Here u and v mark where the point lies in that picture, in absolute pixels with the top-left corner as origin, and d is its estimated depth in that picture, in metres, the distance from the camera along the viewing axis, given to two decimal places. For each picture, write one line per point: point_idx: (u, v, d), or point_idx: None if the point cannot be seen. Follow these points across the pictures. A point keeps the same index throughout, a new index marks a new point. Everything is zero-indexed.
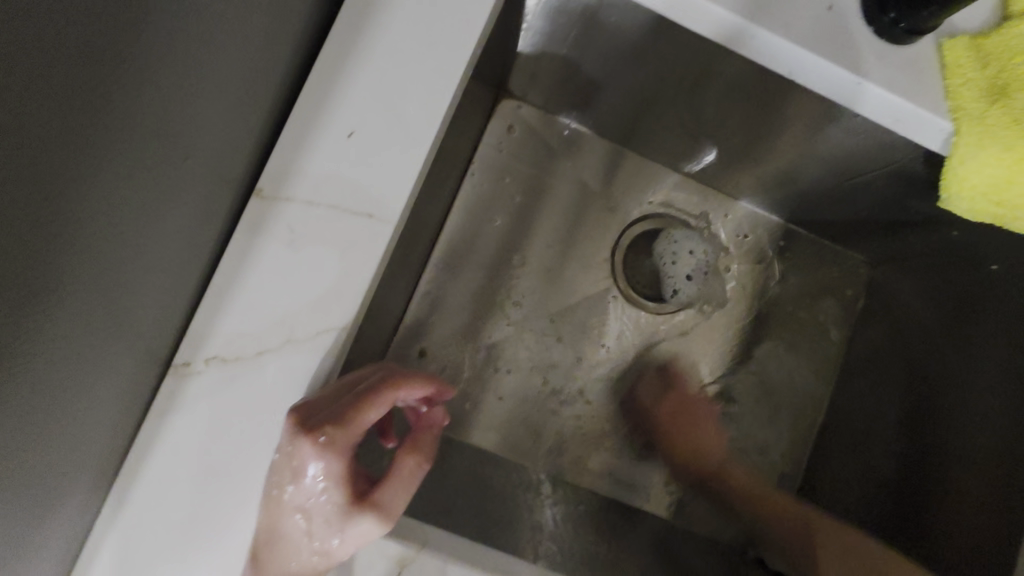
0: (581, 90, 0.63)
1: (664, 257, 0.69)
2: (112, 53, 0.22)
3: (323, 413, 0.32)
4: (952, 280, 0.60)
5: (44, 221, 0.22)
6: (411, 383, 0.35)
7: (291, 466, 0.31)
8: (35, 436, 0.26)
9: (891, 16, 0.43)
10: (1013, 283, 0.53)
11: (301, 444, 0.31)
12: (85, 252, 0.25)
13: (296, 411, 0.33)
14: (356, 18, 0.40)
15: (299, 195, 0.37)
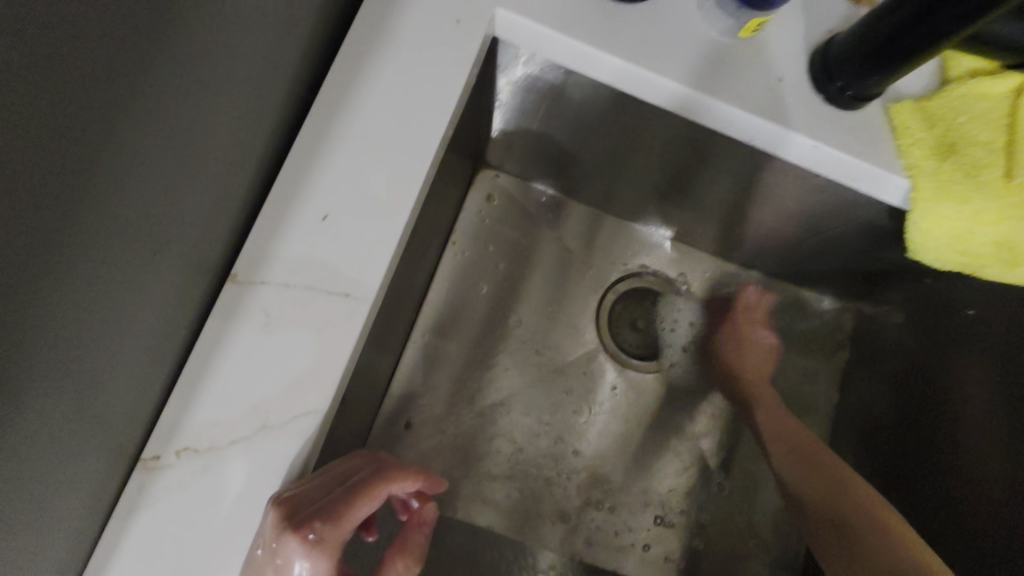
0: (555, 158, 0.65)
1: (665, 325, 0.74)
2: (80, 175, 0.23)
3: (314, 505, 0.30)
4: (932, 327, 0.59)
5: (6, 341, 0.22)
6: (405, 475, 0.34)
7: (274, 565, 0.28)
8: None
9: (838, 84, 0.45)
10: (993, 330, 0.54)
11: (288, 540, 0.28)
12: (47, 363, 0.25)
13: (280, 505, 0.30)
14: (329, 107, 0.41)
15: (274, 279, 0.37)
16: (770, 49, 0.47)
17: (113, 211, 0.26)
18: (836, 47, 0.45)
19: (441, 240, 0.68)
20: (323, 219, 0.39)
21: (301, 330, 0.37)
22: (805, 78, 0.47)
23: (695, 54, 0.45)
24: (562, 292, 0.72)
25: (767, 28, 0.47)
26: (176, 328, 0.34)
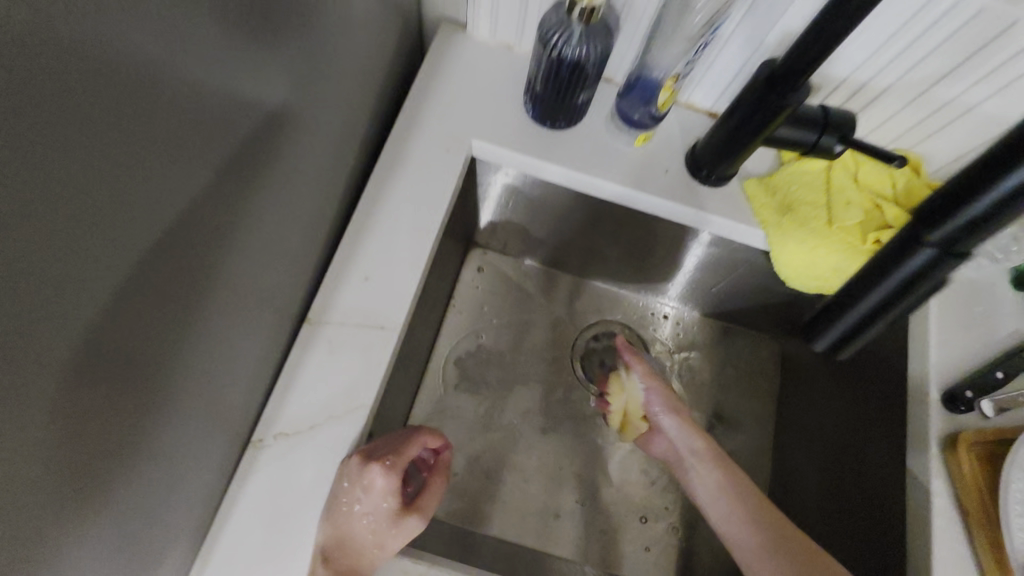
0: (527, 237, 0.87)
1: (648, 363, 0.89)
2: (242, 248, 0.44)
3: (381, 450, 0.51)
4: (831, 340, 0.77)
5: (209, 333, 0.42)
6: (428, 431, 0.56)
7: (364, 483, 0.49)
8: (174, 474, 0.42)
9: (703, 171, 0.67)
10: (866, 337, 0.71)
11: (372, 469, 0.49)
12: (219, 353, 0.44)
13: (359, 452, 0.50)
14: (365, 209, 0.62)
15: (333, 321, 0.57)
16: (657, 151, 0.69)
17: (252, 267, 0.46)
18: (699, 149, 0.66)
19: (445, 304, 0.88)
20: (363, 281, 0.59)
21: (354, 354, 0.56)
22: (682, 168, 0.69)
23: (605, 159, 0.68)
24: (542, 340, 0.90)
25: (654, 138, 0.69)
26: (270, 353, 0.53)
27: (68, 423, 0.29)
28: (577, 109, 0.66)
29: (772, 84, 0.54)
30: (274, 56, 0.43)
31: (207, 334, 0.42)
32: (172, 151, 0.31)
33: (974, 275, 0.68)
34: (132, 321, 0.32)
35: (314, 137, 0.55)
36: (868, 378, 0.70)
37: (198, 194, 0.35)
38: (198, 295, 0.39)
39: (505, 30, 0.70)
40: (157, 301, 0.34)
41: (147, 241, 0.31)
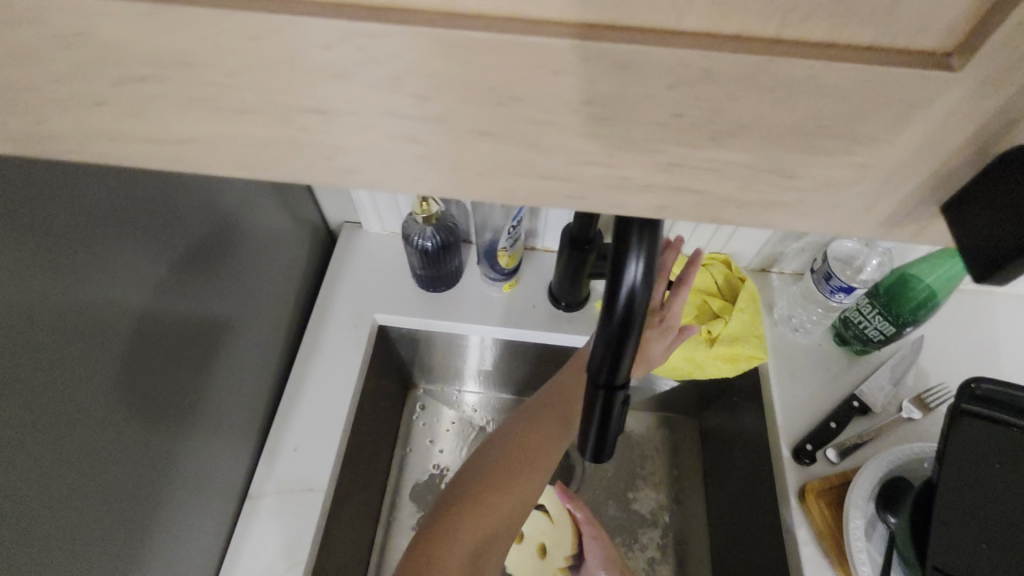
0: (453, 371, 1.02)
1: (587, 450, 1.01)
2: (194, 441, 0.62)
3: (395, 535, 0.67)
4: (729, 412, 0.89)
5: (169, 509, 0.58)
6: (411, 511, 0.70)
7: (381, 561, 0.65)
8: None
9: (561, 303, 0.83)
10: (746, 407, 0.84)
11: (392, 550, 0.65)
12: (175, 528, 0.59)
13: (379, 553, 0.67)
14: (293, 387, 0.77)
15: (271, 492, 0.70)
16: (525, 291, 0.86)
17: (201, 455, 0.63)
18: (554, 289, 0.82)
19: (393, 444, 1.01)
20: (294, 451, 0.72)
21: (289, 518, 0.68)
22: (547, 301, 0.85)
23: (483, 307, 0.84)
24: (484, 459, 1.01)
25: (520, 281, 0.86)
26: (216, 529, 0.66)
27: None
28: (452, 275, 0.83)
29: (572, 241, 0.71)
30: (190, 313, 0.60)
31: (169, 508, 0.58)
32: (99, 416, 0.46)
33: (805, 339, 0.80)
34: (70, 543, 0.45)
35: (241, 347, 0.72)
36: (753, 444, 0.80)
37: (123, 435, 0.50)
38: (130, 507, 0.52)
39: (390, 223, 0.90)
40: (91, 523, 0.47)
41: (80, 483, 0.45)
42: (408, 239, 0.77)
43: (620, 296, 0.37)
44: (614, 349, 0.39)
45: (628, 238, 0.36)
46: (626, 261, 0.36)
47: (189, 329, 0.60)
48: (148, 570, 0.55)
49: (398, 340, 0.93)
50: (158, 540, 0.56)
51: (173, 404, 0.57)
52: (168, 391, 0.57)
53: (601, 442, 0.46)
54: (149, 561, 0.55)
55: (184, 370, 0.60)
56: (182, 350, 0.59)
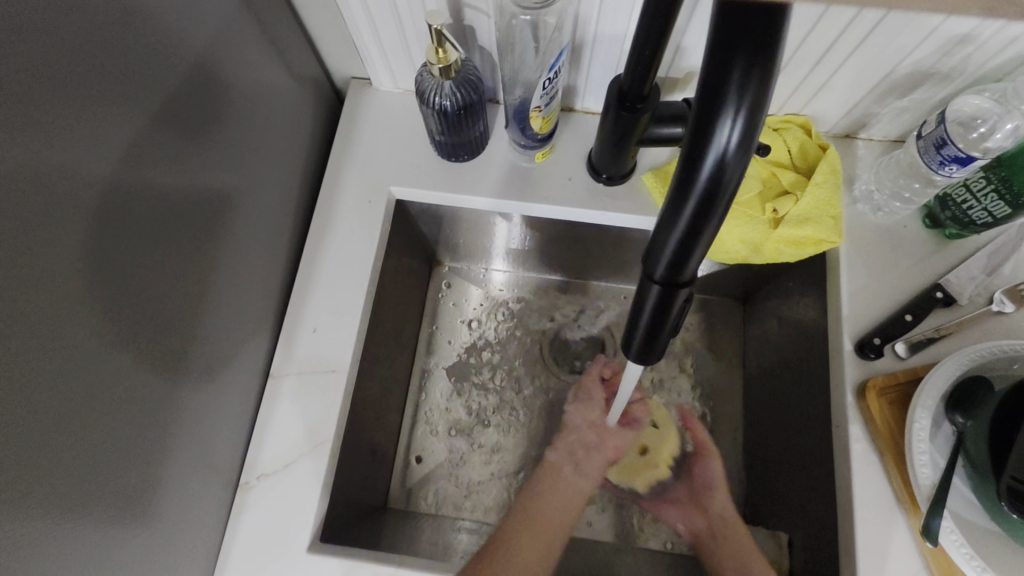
0: (480, 249, 0.96)
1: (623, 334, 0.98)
2: (203, 318, 0.58)
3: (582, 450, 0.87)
4: (780, 298, 0.82)
5: (186, 386, 0.56)
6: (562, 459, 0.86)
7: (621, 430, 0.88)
8: (167, 512, 0.55)
9: (602, 175, 0.72)
10: (801, 295, 0.76)
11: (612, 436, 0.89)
12: (196, 405, 0.58)
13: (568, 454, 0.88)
14: (306, 264, 0.72)
15: (293, 373, 0.67)
16: (561, 161, 0.74)
17: (212, 335, 0.60)
18: (595, 158, 0.71)
19: (419, 323, 0.99)
20: (313, 332, 0.69)
21: (313, 398, 0.66)
22: (585, 173, 0.74)
23: (512, 179, 0.74)
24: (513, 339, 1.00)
25: (554, 149, 0.74)
26: (240, 409, 0.65)
27: (51, 486, 0.41)
28: (477, 143, 0.72)
29: (622, 99, 0.58)
30: (177, 182, 0.52)
31: (186, 386, 0.56)
32: (82, 298, 0.42)
33: (886, 221, 0.69)
34: (75, 428, 0.43)
35: (247, 221, 0.65)
36: (810, 332, 0.73)
37: (115, 317, 0.46)
38: (138, 393, 0.49)
39: (402, 79, 0.77)
40: (95, 411, 0.45)
41: (72, 372, 0.42)
42: (423, 97, 0.65)
43: (705, 162, 0.27)
44: (683, 232, 0.30)
45: (726, 78, 0.25)
46: (721, 111, 0.26)
47: (178, 201, 0.53)
48: (174, 443, 0.55)
49: (417, 215, 0.84)
50: (180, 415, 0.55)
51: (169, 282, 0.52)
52: (162, 267, 0.51)
53: (650, 342, 0.39)
54: (174, 435, 0.55)
55: (179, 244, 0.54)
56: (173, 226, 0.52)
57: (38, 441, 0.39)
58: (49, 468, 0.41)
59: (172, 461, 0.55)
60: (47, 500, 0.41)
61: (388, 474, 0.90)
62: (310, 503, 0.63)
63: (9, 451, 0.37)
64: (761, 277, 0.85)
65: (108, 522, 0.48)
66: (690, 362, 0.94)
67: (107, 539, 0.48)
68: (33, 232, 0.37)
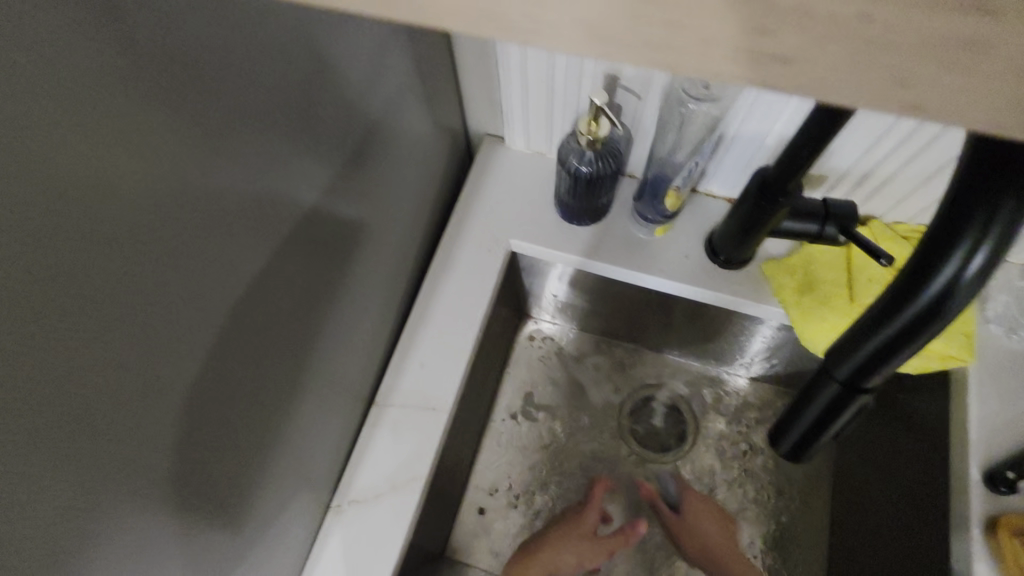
0: (574, 310, 0.98)
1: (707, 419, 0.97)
2: (327, 340, 0.61)
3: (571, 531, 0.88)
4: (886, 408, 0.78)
5: (301, 402, 0.58)
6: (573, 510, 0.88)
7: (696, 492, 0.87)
8: (265, 525, 0.57)
9: (721, 258, 0.73)
10: (912, 409, 0.73)
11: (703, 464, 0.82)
12: (307, 422, 0.60)
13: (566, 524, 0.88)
14: (421, 302, 0.75)
15: (395, 405, 0.69)
16: (679, 237, 0.76)
17: (332, 357, 0.63)
18: (716, 239, 0.72)
19: (501, 371, 1.00)
20: (419, 367, 0.71)
21: (411, 433, 0.67)
22: (702, 253, 0.75)
23: (629, 247, 0.76)
24: (591, 403, 0.99)
25: (674, 226, 0.76)
26: (342, 432, 0.67)
27: (188, 482, 0.43)
28: (599, 210, 0.75)
29: (765, 188, 0.60)
30: (335, 210, 0.57)
31: (302, 402, 0.59)
32: (246, 307, 0.46)
33: (1022, 345, 0.67)
34: (216, 429, 0.46)
35: (377, 253, 0.69)
36: (923, 452, 0.69)
37: (262, 327, 0.49)
38: (268, 401, 0.52)
39: (536, 140, 0.81)
40: (230, 415, 0.47)
41: (225, 373, 0.45)
42: (562, 162, 0.68)
43: (936, 279, 0.27)
44: (885, 342, 0.30)
45: (971, 211, 0.26)
46: (960, 241, 0.26)
47: (332, 228, 0.57)
48: (280, 455, 0.57)
49: (526, 268, 0.88)
50: (291, 428, 0.58)
51: (308, 302, 0.56)
52: (307, 289, 0.55)
53: (805, 441, 0.39)
54: (283, 449, 0.57)
55: (324, 270, 0.58)
56: (326, 251, 0.57)
57: (191, 435, 0.42)
58: (192, 464, 0.43)
59: (276, 473, 0.57)
60: (184, 494, 0.43)
61: (451, 519, 0.90)
62: (394, 538, 0.63)
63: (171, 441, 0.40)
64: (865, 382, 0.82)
65: (219, 526, 0.50)
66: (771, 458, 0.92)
67: (216, 541, 0.50)
68: (233, 242, 0.41)
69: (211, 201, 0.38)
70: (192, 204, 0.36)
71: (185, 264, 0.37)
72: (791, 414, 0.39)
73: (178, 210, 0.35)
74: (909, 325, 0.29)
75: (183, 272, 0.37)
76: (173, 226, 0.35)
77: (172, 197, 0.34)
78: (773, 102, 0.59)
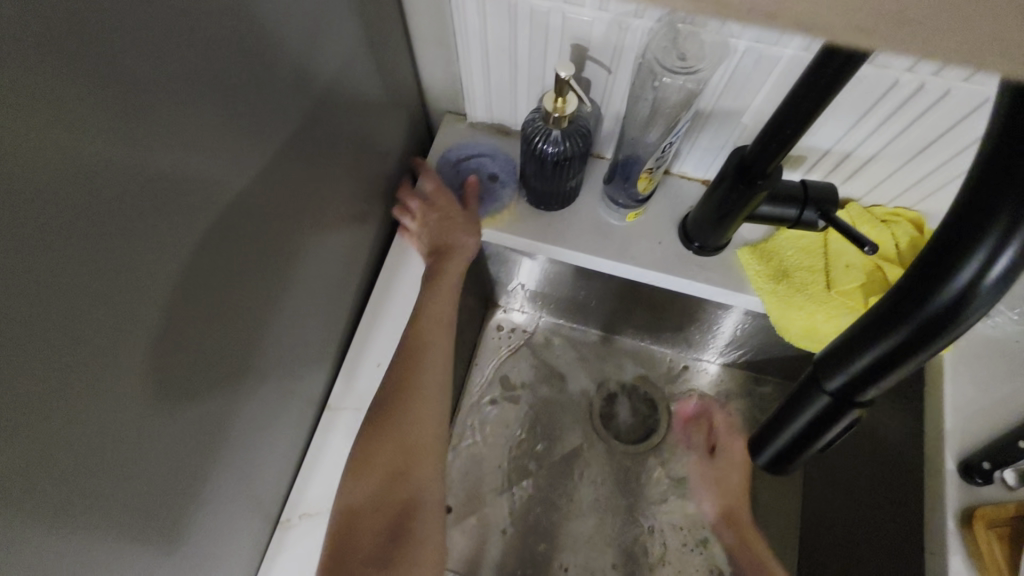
0: (543, 299, 0.93)
1: (679, 407, 0.95)
2: (271, 342, 0.55)
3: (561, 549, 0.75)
4: None
5: (245, 412, 0.53)
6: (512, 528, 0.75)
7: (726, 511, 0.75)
8: (207, 549, 0.51)
9: (695, 244, 0.69)
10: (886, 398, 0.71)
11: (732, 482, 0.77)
12: (252, 433, 0.54)
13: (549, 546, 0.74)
14: (378, 296, 0.69)
15: (351, 408, 0.64)
16: (652, 222, 0.72)
17: (278, 360, 0.57)
18: (690, 225, 0.68)
19: (467, 364, 0.95)
20: (376, 367, 0.66)
21: None
22: (676, 239, 0.71)
23: (600, 234, 0.71)
24: (561, 394, 0.96)
25: (646, 211, 0.72)
26: (293, 441, 0.61)
27: (105, 517, 0.38)
28: (568, 194, 0.70)
29: (743, 171, 0.56)
30: (274, 198, 0.51)
31: (245, 413, 0.53)
32: (170, 316, 0.39)
33: (995, 332, 0.65)
34: (139, 455, 0.40)
35: (327, 244, 0.63)
36: (898, 440, 0.67)
37: (195, 334, 0.43)
38: (203, 415, 0.46)
39: (499, 118, 0.75)
40: (158, 438, 0.41)
41: (147, 390, 0.39)
42: (528, 142, 0.63)
43: (957, 277, 0.23)
44: (889, 349, 0.26)
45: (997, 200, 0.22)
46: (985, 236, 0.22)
47: (271, 218, 0.51)
48: (223, 473, 0.51)
49: (492, 256, 0.82)
50: (234, 443, 0.52)
51: (248, 303, 0.50)
52: (245, 288, 0.49)
53: (788, 454, 0.35)
54: (225, 466, 0.51)
55: (264, 265, 0.51)
56: (263, 242, 0.50)
57: (102, 467, 0.36)
58: (106, 498, 0.37)
59: (219, 492, 0.51)
60: (99, 534, 0.37)
61: None
62: None
63: (74, 478, 0.34)
64: None
65: (152, 561, 0.44)
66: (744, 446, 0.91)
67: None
68: (145, 240, 0.35)
69: (108, 191, 0.31)
70: (82, 194, 0.30)
71: (75, 270, 0.31)
72: (772, 426, 0.35)
73: (62, 205, 0.29)
74: (920, 330, 0.25)
75: (73, 279, 0.31)
76: (52, 224, 0.28)
77: (46, 189, 0.28)
78: (752, 78, 0.55)
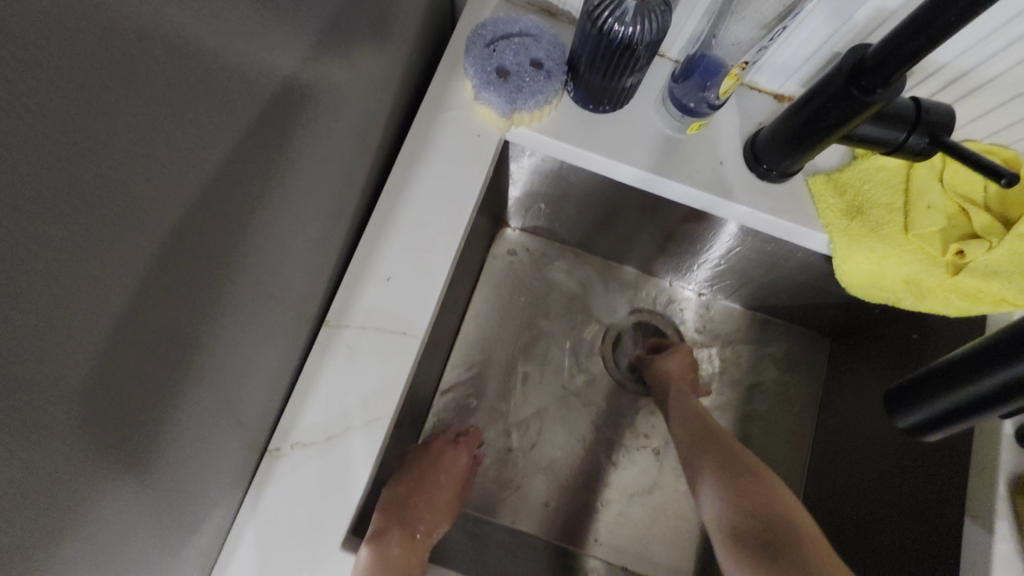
0: (563, 224, 0.84)
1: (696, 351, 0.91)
2: (272, 238, 0.43)
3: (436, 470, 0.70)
4: (892, 351, 0.72)
5: (242, 324, 0.42)
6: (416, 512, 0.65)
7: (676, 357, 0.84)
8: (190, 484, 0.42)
9: (764, 166, 0.59)
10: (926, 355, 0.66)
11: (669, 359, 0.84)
12: (247, 348, 0.44)
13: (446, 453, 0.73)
14: (389, 197, 0.58)
15: (354, 325, 0.54)
16: (713, 138, 0.61)
17: (278, 260, 0.46)
18: (763, 140, 0.58)
19: (472, 289, 0.86)
20: (385, 282, 0.56)
21: (373, 362, 0.53)
22: (739, 159, 0.61)
23: (655, 146, 0.60)
24: (572, 329, 0.89)
25: (709, 124, 0.62)
26: (286, 358, 0.51)
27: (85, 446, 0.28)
28: (624, 94, 0.58)
29: (858, 76, 0.45)
30: (293, 55, 0.38)
31: (243, 323, 0.42)
32: (169, 191, 0.28)
33: None
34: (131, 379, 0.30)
35: (337, 121, 0.50)
36: None
37: (193, 224, 0.32)
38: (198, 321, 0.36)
39: None
40: (148, 358, 0.31)
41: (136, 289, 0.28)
42: (592, 16, 0.51)
43: None
44: None
45: None
46: None
47: (286, 84, 0.38)
48: (215, 397, 0.41)
49: (516, 167, 0.71)
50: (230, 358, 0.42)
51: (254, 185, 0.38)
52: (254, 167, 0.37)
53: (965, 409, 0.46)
54: (219, 390, 0.41)
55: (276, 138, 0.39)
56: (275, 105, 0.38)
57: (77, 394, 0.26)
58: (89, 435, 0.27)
59: (208, 419, 0.41)
60: (75, 482, 0.28)
61: None
62: (354, 488, 0.51)
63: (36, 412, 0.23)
64: (877, 326, 0.75)
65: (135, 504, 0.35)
66: (750, 391, 0.90)
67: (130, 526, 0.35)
68: (131, 76, 0.23)
69: None
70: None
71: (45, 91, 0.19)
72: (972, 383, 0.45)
73: None
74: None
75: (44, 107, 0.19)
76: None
77: None
78: None
